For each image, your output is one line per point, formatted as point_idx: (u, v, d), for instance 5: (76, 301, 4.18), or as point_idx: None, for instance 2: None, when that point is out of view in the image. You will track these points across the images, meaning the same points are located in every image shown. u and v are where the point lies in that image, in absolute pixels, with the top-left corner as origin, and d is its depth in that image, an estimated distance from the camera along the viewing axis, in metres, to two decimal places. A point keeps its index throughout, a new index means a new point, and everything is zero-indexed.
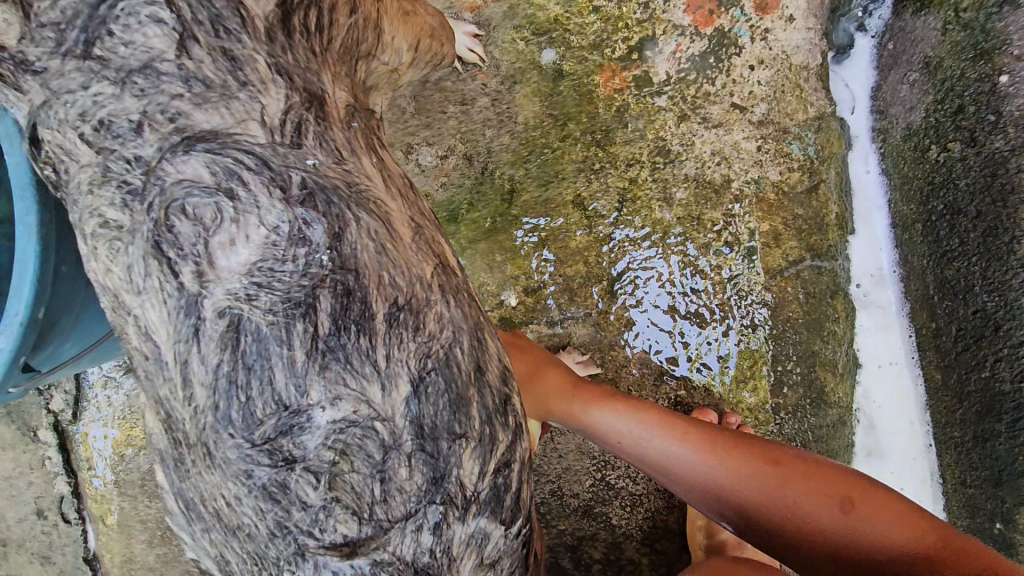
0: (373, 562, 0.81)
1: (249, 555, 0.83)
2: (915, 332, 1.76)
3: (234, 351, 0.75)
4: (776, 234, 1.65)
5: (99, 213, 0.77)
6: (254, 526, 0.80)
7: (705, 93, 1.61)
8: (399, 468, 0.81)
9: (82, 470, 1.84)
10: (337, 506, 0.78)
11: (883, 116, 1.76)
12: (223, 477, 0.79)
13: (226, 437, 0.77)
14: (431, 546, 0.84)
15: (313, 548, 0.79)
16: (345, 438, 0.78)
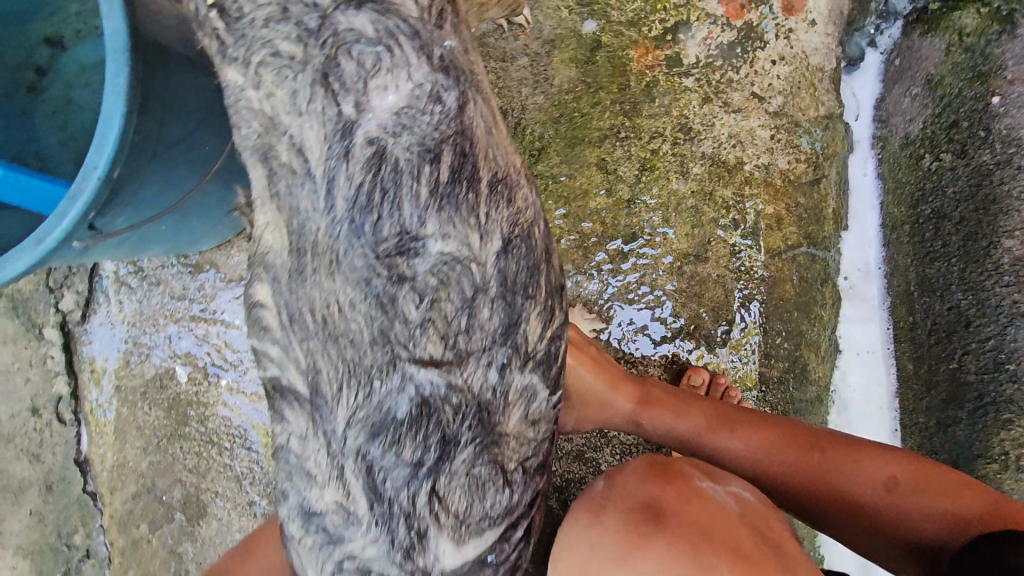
0: (451, 385, 0.72)
1: (341, 366, 0.71)
2: (892, 325, 1.92)
3: (375, 175, 0.68)
4: (778, 218, 1.78)
5: (271, 44, 0.69)
6: (357, 333, 0.70)
7: (728, 79, 1.73)
8: (482, 307, 0.73)
9: (85, 371, 1.85)
10: (432, 326, 0.70)
11: (884, 125, 1.91)
12: (340, 282, 0.70)
13: (347, 252, 0.69)
14: (494, 385, 0.75)
15: (403, 359, 0.70)
16: (449, 275, 0.71)
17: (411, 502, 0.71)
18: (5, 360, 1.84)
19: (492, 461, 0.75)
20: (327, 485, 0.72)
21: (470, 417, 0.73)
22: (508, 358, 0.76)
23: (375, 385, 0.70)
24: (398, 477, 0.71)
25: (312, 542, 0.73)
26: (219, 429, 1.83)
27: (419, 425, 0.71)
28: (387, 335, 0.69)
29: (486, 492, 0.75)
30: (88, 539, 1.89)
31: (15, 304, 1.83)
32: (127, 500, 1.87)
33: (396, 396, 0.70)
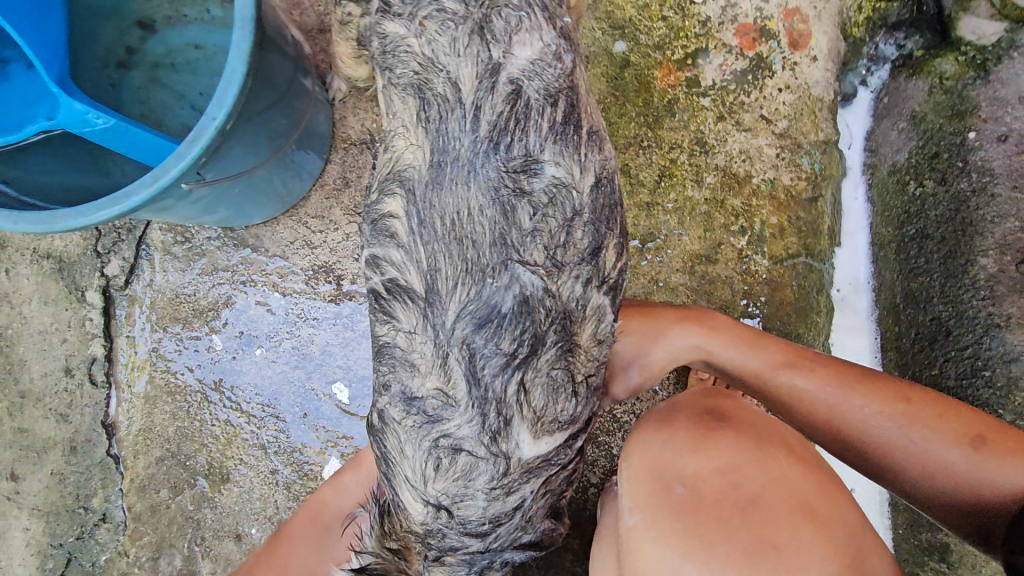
0: (547, 290, 1.08)
1: (462, 262, 1.06)
2: (880, 334, 2.10)
3: (511, 107, 1.09)
4: (781, 228, 1.96)
5: (440, 6, 1.13)
6: (482, 233, 1.06)
7: (740, 102, 1.94)
8: (575, 231, 1.10)
9: (120, 336, 1.93)
10: (539, 235, 1.07)
11: (875, 154, 2.14)
12: (476, 190, 1.07)
13: (482, 175, 1.07)
14: (580, 296, 1.12)
15: (514, 261, 1.06)
16: (554, 194, 1.09)
17: (504, 391, 1.06)
18: (46, 320, 1.93)
19: (564, 367, 1.11)
20: (432, 375, 1.07)
21: (552, 327, 1.09)
22: (588, 275, 1.13)
23: (486, 287, 1.05)
24: (495, 365, 1.06)
25: (414, 423, 1.09)
26: (247, 398, 1.90)
27: (516, 318, 1.06)
28: (505, 238, 1.06)
29: (559, 395, 1.11)
30: (105, 503, 1.91)
31: (62, 267, 1.93)
32: (149, 464, 1.90)
33: (503, 292, 1.05)
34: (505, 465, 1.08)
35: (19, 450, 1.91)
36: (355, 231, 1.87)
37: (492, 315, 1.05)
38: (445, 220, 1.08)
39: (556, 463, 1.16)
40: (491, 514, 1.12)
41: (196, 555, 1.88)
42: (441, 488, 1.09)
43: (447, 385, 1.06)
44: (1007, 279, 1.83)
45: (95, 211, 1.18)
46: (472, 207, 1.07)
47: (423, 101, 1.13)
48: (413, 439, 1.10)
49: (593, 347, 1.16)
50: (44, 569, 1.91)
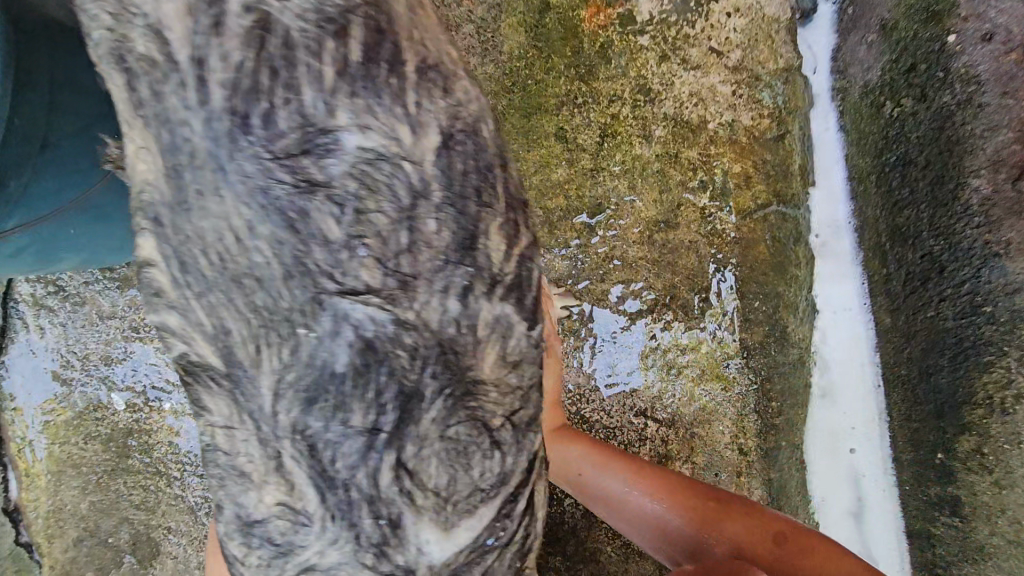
0: (396, 321, 0.68)
1: (256, 319, 0.67)
2: (867, 280, 1.89)
3: (258, 49, 0.63)
4: (746, 176, 1.71)
5: None
6: (267, 265, 0.66)
7: (685, 35, 1.64)
8: (427, 217, 0.68)
9: (6, 410, 1.67)
10: (362, 243, 0.66)
11: (843, 76, 1.86)
12: (235, 201, 0.65)
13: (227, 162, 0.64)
14: (457, 318, 0.71)
15: (332, 295, 0.66)
16: (372, 167, 0.66)
17: (374, 485, 0.70)
18: None
19: (474, 417, 0.72)
20: (264, 494, 0.71)
21: (428, 366, 0.70)
22: (469, 280, 0.71)
23: (297, 343, 0.67)
24: (347, 457, 0.69)
25: (261, 562, 0.74)
26: (163, 456, 1.64)
27: (358, 377, 0.68)
28: (304, 263, 0.65)
29: (474, 459, 0.72)
30: None
31: None
32: (67, 547, 1.67)
33: (331, 344, 0.67)
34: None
35: None
36: None
37: (326, 382, 0.68)
38: (203, 258, 0.67)
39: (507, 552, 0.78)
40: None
41: None
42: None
43: (292, 507, 0.70)
44: (1003, 200, 1.59)
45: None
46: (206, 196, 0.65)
47: (128, 75, 0.67)
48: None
49: (509, 396, 0.75)
50: None
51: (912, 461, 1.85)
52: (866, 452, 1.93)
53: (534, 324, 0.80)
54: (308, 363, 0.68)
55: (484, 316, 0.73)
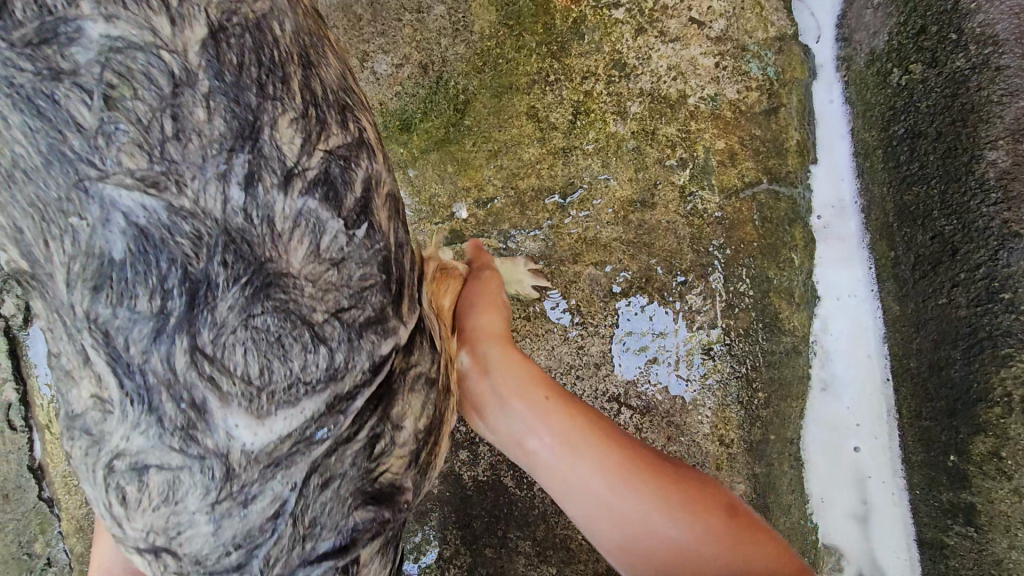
0: (171, 211, 0.69)
1: (28, 203, 0.69)
2: (874, 264, 1.76)
3: None
4: (731, 153, 1.62)
5: None
6: (25, 158, 0.68)
7: (662, 6, 1.59)
8: (194, 109, 0.69)
9: (31, 377, 1.84)
10: (119, 131, 0.67)
11: (848, 44, 1.73)
12: None
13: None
14: (245, 207, 0.73)
15: (93, 178, 0.67)
16: (114, 61, 0.66)
17: (171, 367, 0.71)
18: None
19: (284, 310, 0.74)
20: (85, 379, 0.74)
21: (215, 256, 0.72)
22: (250, 167, 0.72)
23: (82, 238, 0.69)
24: (144, 337, 0.71)
25: (83, 451, 0.76)
26: None
27: (140, 260, 0.69)
28: (61, 150, 0.67)
29: (288, 351, 0.74)
30: (49, 547, 1.86)
31: None
32: (81, 504, 1.82)
33: (103, 228, 0.68)
34: (220, 466, 0.73)
35: None
36: None
37: (108, 270, 0.69)
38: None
39: (326, 441, 0.79)
40: (233, 539, 0.74)
41: None
42: (142, 527, 0.73)
43: (106, 395, 0.73)
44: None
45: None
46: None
47: None
48: (91, 474, 0.75)
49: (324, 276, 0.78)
50: None
51: (923, 463, 1.68)
52: (873, 449, 1.78)
53: (354, 224, 0.82)
54: (93, 256, 0.70)
55: (279, 211, 0.75)
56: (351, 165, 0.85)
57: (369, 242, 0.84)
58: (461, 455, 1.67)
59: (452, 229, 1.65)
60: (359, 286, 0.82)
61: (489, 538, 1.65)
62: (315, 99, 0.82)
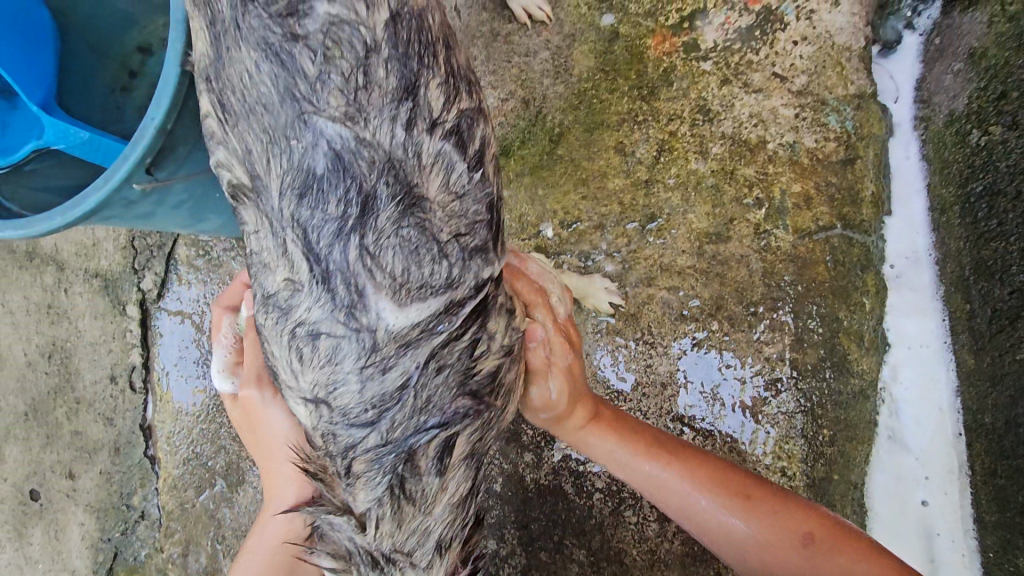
0: (360, 140, 1.01)
1: (264, 131, 1.02)
2: (948, 316, 1.77)
3: None
4: (807, 197, 1.72)
5: None
6: (266, 91, 1.01)
7: (748, 61, 1.76)
8: (379, 69, 1.01)
9: (153, 345, 2.10)
10: (332, 76, 0.99)
11: (926, 106, 1.82)
12: (247, 48, 1.02)
13: (250, 33, 1.01)
14: (405, 143, 1.04)
15: (311, 111, 0.99)
16: (333, 33, 0.99)
17: (347, 258, 1.02)
18: (96, 333, 2.15)
19: (423, 226, 1.05)
20: (280, 267, 1.06)
21: (383, 178, 1.03)
22: (411, 115, 1.04)
23: (295, 152, 1.01)
24: (329, 233, 1.02)
25: (273, 320, 1.09)
26: None
27: (335, 177, 1.01)
28: (292, 90, 1.00)
29: (424, 260, 1.05)
30: (144, 500, 2.07)
31: (108, 284, 2.15)
32: (178, 464, 2.02)
33: (313, 150, 1.00)
34: (370, 338, 1.04)
35: (74, 450, 2.12)
36: None
37: (311, 180, 1.01)
38: (240, 98, 1.05)
39: (443, 333, 1.10)
40: (372, 397, 1.07)
41: (218, 554, 1.95)
42: (310, 382, 1.07)
43: (293, 274, 1.04)
44: None
45: (60, 213, 1.24)
46: (247, 67, 1.01)
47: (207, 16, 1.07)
48: (278, 337, 1.09)
49: (450, 200, 1.09)
50: (96, 561, 2.09)
51: (997, 524, 1.63)
52: (942, 505, 1.73)
53: (476, 167, 1.15)
54: (298, 168, 1.01)
55: (426, 148, 1.06)
56: (474, 125, 1.17)
57: (482, 184, 1.17)
58: (525, 458, 1.74)
59: (538, 245, 1.81)
60: (472, 216, 1.14)
61: (546, 543, 1.71)
62: (453, 71, 1.14)
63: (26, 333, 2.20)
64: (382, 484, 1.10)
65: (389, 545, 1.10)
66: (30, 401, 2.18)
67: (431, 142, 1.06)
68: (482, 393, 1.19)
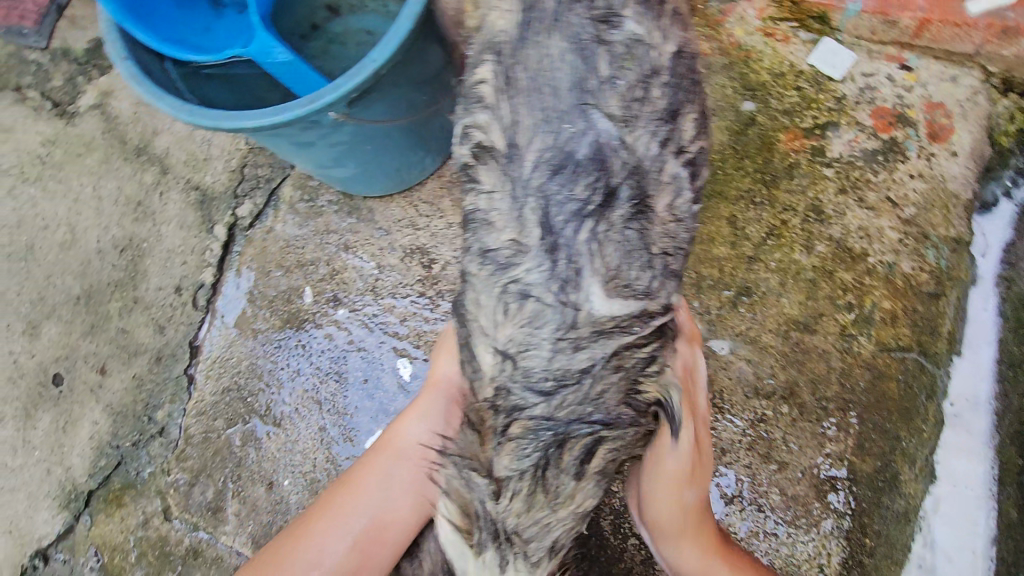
0: (622, 140, 1.01)
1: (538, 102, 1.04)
2: (996, 466, 1.83)
3: None
4: (893, 315, 1.82)
5: None
6: (558, 63, 0.98)
7: (867, 179, 1.90)
8: None
9: (229, 269, 2.12)
10: (622, 70, 1.03)
11: (1013, 268, 1.94)
12: (554, 22, 1.04)
13: (564, 8, 1.01)
14: (655, 153, 1.08)
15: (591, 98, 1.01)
16: (633, 46, 0.99)
17: (579, 236, 1.05)
18: (176, 242, 2.17)
19: (644, 232, 1.08)
20: (507, 228, 1.09)
21: (628, 179, 1.04)
22: (667, 130, 1.14)
23: (561, 135, 1.00)
24: (568, 211, 1.04)
25: (489, 272, 1.14)
26: (321, 352, 1.97)
27: (590, 165, 1.01)
28: (582, 74, 1.03)
29: (638, 262, 1.10)
30: (166, 419, 2.01)
31: (204, 200, 2.19)
32: (217, 391, 2.00)
33: (579, 135, 1.00)
34: (573, 317, 1.09)
35: (112, 347, 2.09)
36: (458, 221, 2.02)
37: (564, 158, 1.01)
38: (524, 69, 1.00)
39: (632, 334, 1.16)
40: (557, 369, 1.14)
41: (227, 493, 1.90)
42: (506, 334, 1.14)
43: (518, 236, 1.08)
44: None
45: (256, 116, 1.31)
46: (549, 47, 0.97)
47: None
48: (487, 287, 1.15)
49: (671, 220, 1.12)
50: (96, 465, 2.02)
51: None
52: None
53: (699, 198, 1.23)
54: (560, 148, 1.01)
55: (669, 168, 1.08)
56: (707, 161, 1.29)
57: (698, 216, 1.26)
58: None
59: None
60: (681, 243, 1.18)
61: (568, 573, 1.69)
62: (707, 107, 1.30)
63: (107, 223, 2.22)
64: (530, 459, 1.17)
65: (513, 526, 1.18)
66: (84, 287, 2.17)
67: (672, 159, 1.17)
68: (647, 408, 1.22)
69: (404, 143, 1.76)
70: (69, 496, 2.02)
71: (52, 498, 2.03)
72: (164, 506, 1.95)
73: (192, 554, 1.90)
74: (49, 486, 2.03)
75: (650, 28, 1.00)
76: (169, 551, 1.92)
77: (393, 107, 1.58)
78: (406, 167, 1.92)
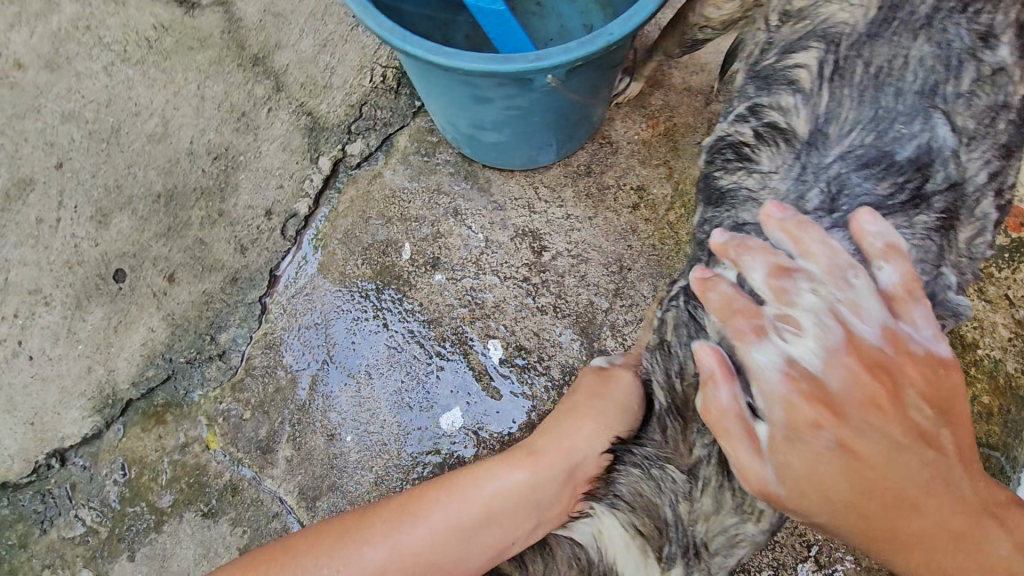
0: (949, 157, 1.30)
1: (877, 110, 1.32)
2: None
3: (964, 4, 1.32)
4: (989, 411, 1.82)
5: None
6: (908, 81, 1.31)
7: (989, 272, 1.90)
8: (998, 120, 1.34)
9: (327, 204, 2.01)
10: (974, 94, 1.31)
11: None
12: (925, 38, 1.31)
13: (937, 28, 1.31)
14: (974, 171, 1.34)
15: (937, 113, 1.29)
16: (998, 73, 1.31)
17: (890, 229, 1.27)
18: (275, 163, 2.05)
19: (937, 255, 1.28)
20: (787, 207, 1.34)
21: (943, 195, 1.30)
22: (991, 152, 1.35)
23: (888, 135, 1.30)
24: (865, 204, 1.29)
25: (753, 239, 1.41)
26: (416, 315, 1.87)
27: (907, 168, 1.29)
28: (937, 89, 1.30)
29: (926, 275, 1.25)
30: (229, 343, 1.89)
31: (313, 127, 2.07)
32: (291, 327, 1.89)
33: (910, 142, 1.29)
34: None
35: (186, 256, 1.97)
36: (577, 213, 1.94)
37: (880, 160, 1.30)
38: (873, 71, 1.33)
39: None
40: None
41: (282, 435, 1.79)
42: None
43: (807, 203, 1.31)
44: None
45: (471, 59, 1.20)
46: (907, 51, 1.31)
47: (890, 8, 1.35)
48: None
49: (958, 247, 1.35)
50: (142, 374, 1.89)
51: None
52: None
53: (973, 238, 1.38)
54: (877, 149, 1.32)
55: (977, 203, 1.37)
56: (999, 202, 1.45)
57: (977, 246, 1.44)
58: None
59: None
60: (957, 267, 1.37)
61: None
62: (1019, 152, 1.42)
63: (204, 125, 2.08)
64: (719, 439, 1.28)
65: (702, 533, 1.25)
66: (167, 186, 2.03)
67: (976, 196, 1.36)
68: None
69: (560, 123, 1.68)
70: (104, 400, 1.89)
71: (86, 398, 1.89)
72: (209, 434, 1.83)
73: (230, 491, 1.78)
74: (85, 384, 1.90)
75: (1017, 64, 1.32)
76: (206, 481, 1.80)
77: (583, 85, 1.48)
78: (544, 146, 1.83)
